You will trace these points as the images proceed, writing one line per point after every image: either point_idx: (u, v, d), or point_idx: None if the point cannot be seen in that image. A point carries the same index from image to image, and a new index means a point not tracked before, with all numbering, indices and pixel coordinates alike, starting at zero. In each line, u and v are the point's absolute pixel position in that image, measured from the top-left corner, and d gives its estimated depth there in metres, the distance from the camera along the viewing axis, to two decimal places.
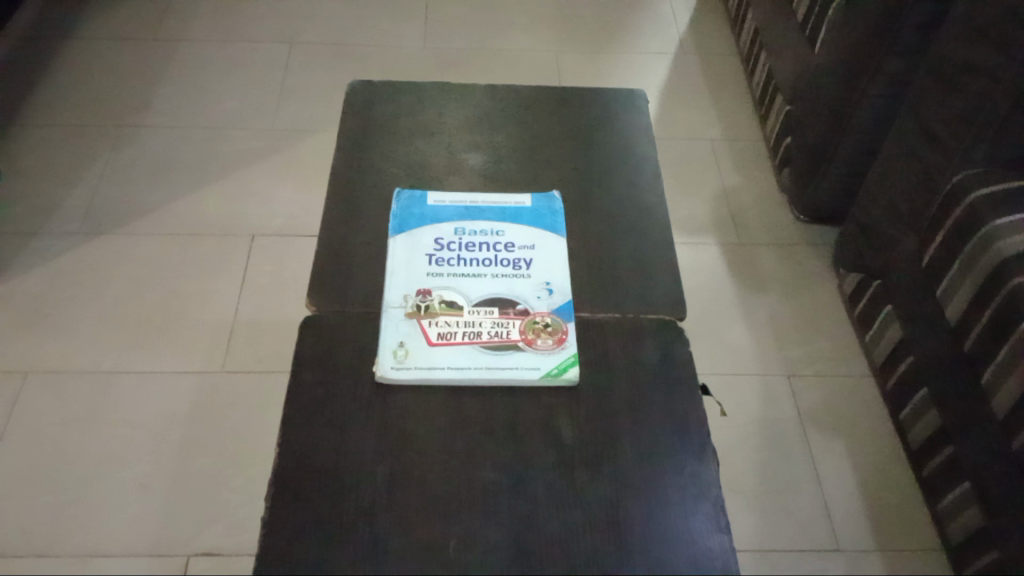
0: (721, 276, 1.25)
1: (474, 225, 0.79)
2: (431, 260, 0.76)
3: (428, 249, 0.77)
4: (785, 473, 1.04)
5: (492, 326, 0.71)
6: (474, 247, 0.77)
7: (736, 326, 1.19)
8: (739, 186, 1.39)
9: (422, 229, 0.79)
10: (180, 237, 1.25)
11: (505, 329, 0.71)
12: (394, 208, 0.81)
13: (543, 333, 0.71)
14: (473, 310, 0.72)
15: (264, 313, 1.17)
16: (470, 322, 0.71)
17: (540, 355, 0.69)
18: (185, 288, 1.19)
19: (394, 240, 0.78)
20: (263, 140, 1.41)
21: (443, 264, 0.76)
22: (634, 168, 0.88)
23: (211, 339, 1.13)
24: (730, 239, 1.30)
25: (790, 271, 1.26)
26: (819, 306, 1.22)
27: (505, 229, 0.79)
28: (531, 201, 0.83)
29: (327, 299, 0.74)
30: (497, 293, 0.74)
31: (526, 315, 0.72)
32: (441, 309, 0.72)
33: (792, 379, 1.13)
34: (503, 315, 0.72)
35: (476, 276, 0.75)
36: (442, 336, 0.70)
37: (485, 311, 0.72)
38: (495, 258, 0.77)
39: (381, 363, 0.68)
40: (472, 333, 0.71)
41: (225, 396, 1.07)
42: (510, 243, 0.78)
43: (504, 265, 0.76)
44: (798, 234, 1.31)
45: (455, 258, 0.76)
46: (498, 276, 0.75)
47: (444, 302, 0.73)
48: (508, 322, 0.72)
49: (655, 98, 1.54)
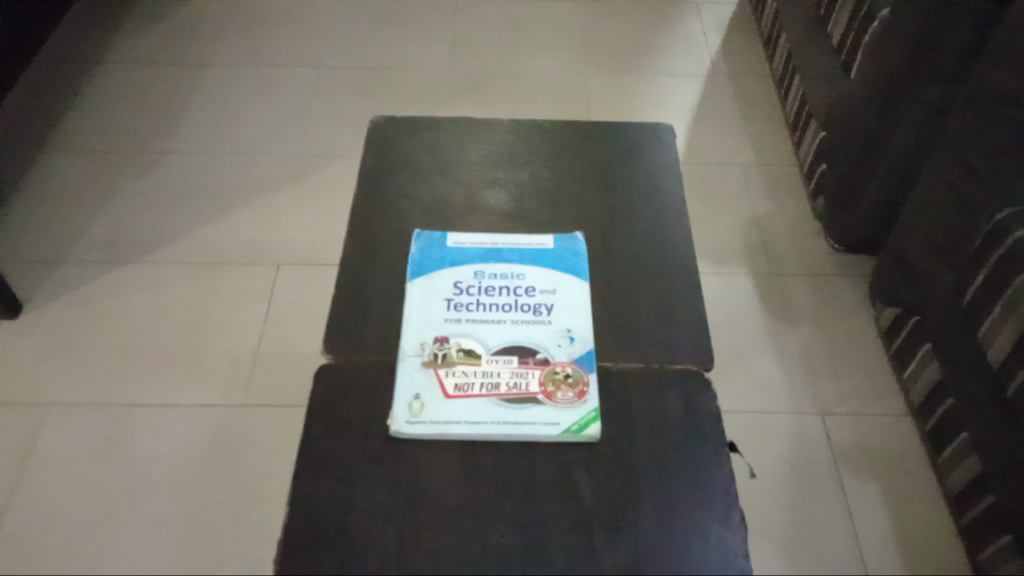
0: (751, 307, 1.21)
1: (494, 268, 0.77)
2: (449, 304, 0.74)
3: (446, 293, 0.75)
4: (817, 518, 1.00)
5: (511, 376, 0.69)
6: (493, 292, 0.75)
7: (767, 360, 1.15)
8: (771, 214, 1.35)
9: (441, 272, 0.77)
10: (204, 266, 1.25)
11: (524, 381, 0.69)
12: (412, 250, 0.79)
13: (564, 385, 0.69)
14: (491, 359, 0.70)
15: (285, 343, 1.16)
16: (488, 372, 0.69)
17: (559, 409, 0.67)
18: (208, 318, 1.18)
19: (412, 284, 0.76)
20: (288, 165, 1.40)
21: (462, 309, 0.74)
22: (659, 205, 0.85)
23: (233, 371, 1.12)
24: (761, 269, 1.27)
25: (824, 302, 1.22)
26: (854, 340, 1.18)
27: (525, 272, 0.77)
28: (554, 241, 0.80)
29: (341, 347, 0.72)
30: (515, 342, 0.72)
31: (546, 366, 0.70)
32: (459, 358, 0.70)
33: (826, 417, 1.09)
34: (522, 365, 0.70)
35: (495, 323, 0.73)
36: (459, 388, 0.68)
37: (503, 361, 0.70)
38: (515, 303, 0.75)
39: (395, 415, 0.66)
40: (490, 385, 0.69)
41: (244, 429, 1.06)
42: (530, 287, 0.76)
43: (525, 310, 0.74)
44: (832, 264, 1.27)
45: (473, 303, 0.74)
46: (518, 323, 0.73)
47: (462, 350, 0.71)
48: (528, 373, 0.69)
49: (684, 122, 1.51)
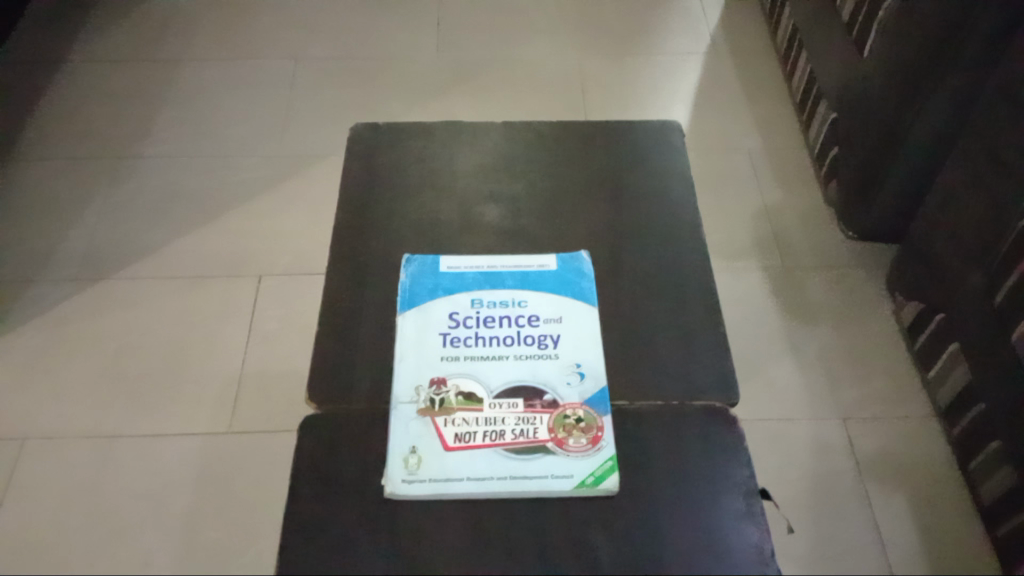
0: (766, 305, 1.15)
1: (493, 295, 0.70)
2: (445, 340, 0.67)
3: (442, 327, 0.68)
4: (845, 533, 0.94)
5: (516, 423, 0.63)
6: (493, 323, 0.69)
7: (784, 363, 1.09)
8: (781, 203, 1.28)
9: (435, 301, 0.70)
10: (185, 281, 1.17)
11: (532, 428, 0.62)
12: (402, 277, 0.72)
13: (575, 431, 0.62)
14: (494, 403, 0.64)
15: (273, 362, 1.09)
16: (491, 419, 0.63)
17: (571, 459, 0.61)
18: (190, 338, 1.11)
19: (403, 316, 0.69)
20: (270, 166, 1.33)
21: (459, 344, 0.67)
22: (670, 215, 0.78)
23: (219, 394, 1.05)
24: (774, 263, 1.20)
25: (841, 296, 1.16)
26: (875, 337, 1.11)
27: (527, 298, 0.70)
28: (558, 260, 0.73)
29: (327, 394, 0.65)
30: (519, 381, 0.65)
31: (555, 409, 0.63)
32: (459, 403, 0.64)
33: (848, 423, 1.03)
34: (528, 409, 0.63)
35: (497, 360, 0.66)
36: (460, 438, 0.62)
37: (508, 404, 0.64)
38: (517, 336, 0.68)
39: (390, 473, 0.60)
40: (494, 433, 0.62)
41: (232, 458, 1.00)
42: (533, 316, 0.69)
43: (529, 343, 0.67)
44: (848, 255, 1.21)
45: (472, 337, 0.68)
46: (522, 358, 0.66)
47: (461, 393, 0.64)
48: (536, 418, 0.63)
49: (686, 105, 1.43)
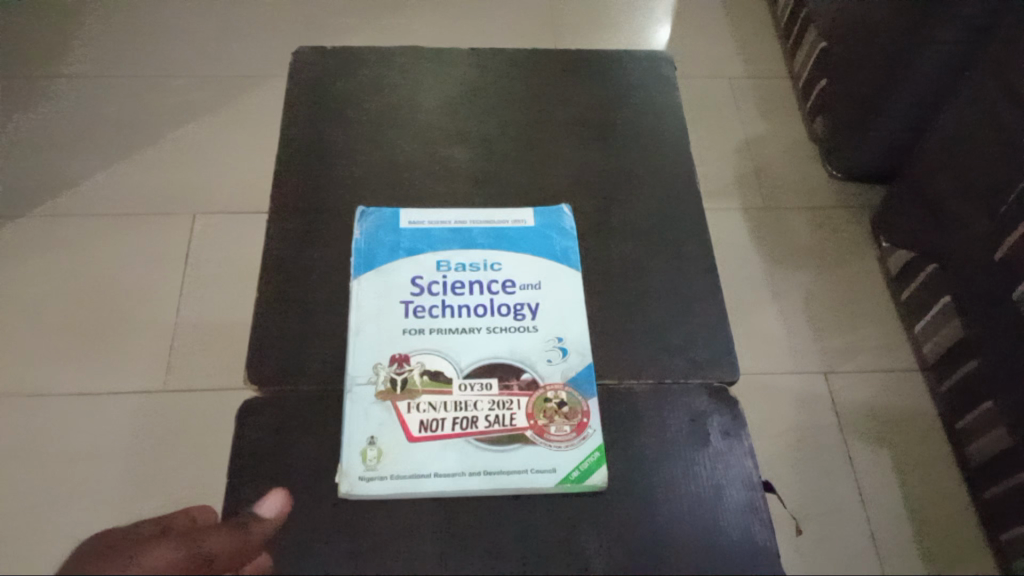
0: (746, 249, 1.08)
1: (463, 256, 0.62)
2: (407, 309, 0.59)
3: (404, 293, 0.59)
4: (827, 493, 0.89)
5: (491, 408, 0.55)
6: (463, 291, 0.60)
7: (764, 312, 1.03)
8: (762, 137, 1.20)
9: (396, 263, 0.61)
10: (112, 219, 1.06)
11: (508, 413, 0.55)
12: (358, 234, 0.63)
13: (557, 417, 0.55)
14: (465, 384, 0.56)
15: (214, 310, 0.99)
16: (462, 403, 0.55)
17: (554, 450, 0.53)
18: (120, 283, 1.00)
19: (359, 280, 0.60)
20: (206, 91, 1.20)
21: (424, 315, 0.59)
22: (659, 162, 0.70)
23: (154, 347, 0.96)
24: (755, 203, 1.13)
25: (825, 240, 1.10)
26: (859, 283, 1.06)
27: (501, 260, 0.62)
28: (534, 215, 0.65)
29: (272, 375, 0.56)
30: (494, 357, 0.57)
31: (534, 391, 0.56)
32: (424, 385, 0.55)
33: (830, 376, 0.98)
34: (504, 391, 0.56)
35: (467, 332, 0.58)
36: (425, 427, 0.54)
37: (480, 386, 0.56)
38: (491, 305, 0.60)
39: (345, 469, 0.52)
40: (465, 420, 0.54)
41: (170, 418, 0.91)
42: (508, 282, 0.61)
43: (504, 313, 0.59)
44: (831, 195, 1.14)
45: (438, 306, 0.59)
46: (496, 331, 0.58)
47: (427, 373, 0.56)
48: (512, 402, 0.55)
49: (663, 28, 1.33)
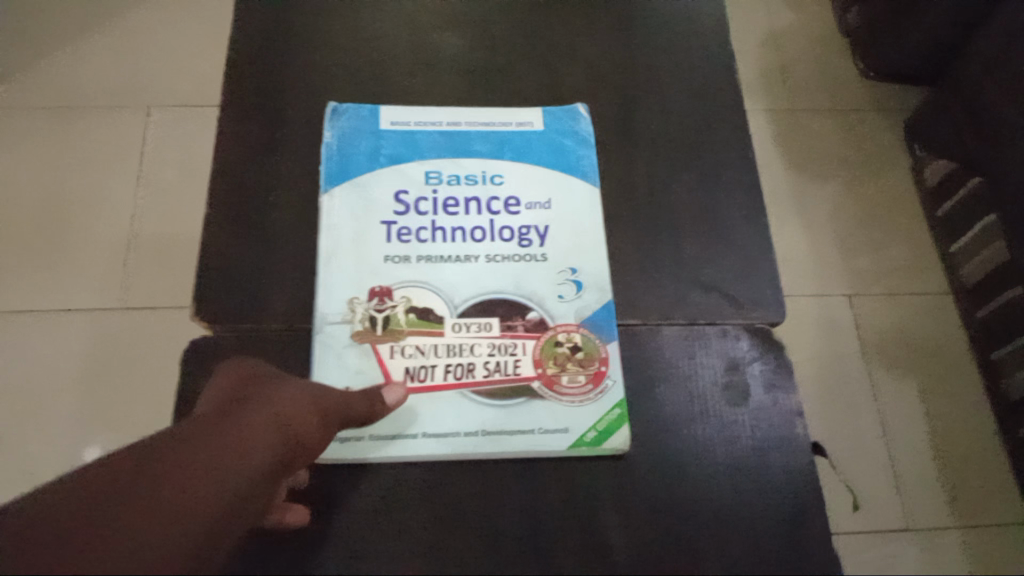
0: (767, 156, 0.98)
1: (457, 168, 0.52)
2: (390, 231, 0.49)
3: (386, 213, 0.49)
4: (847, 428, 0.82)
5: (491, 354, 0.46)
6: (456, 210, 0.50)
7: (786, 227, 0.93)
8: (787, 30, 1.07)
9: (376, 174, 0.51)
10: (57, 113, 0.93)
11: (512, 360, 0.46)
12: (328, 137, 0.52)
13: (570, 365, 0.46)
14: (460, 325, 0.46)
15: (173, 218, 0.88)
16: (456, 348, 0.46)
17: (566, 405, 0.45)
18: (66, 186, 0.89)
19: (331, 195, 0.50)
20: None
21: (410, 239, 0.49)
22: (690, 55, 0.59)
23: (106, 258, 0.85)
24: (778, 104, 1.02)
25: (855, 147, 0.99)
26: (890, 197, 0.96)
27: (503, 174, 0.52)
28: (543, 119, 0.54)
29: (227, 310, 0.46)
30: (494, 291, 0.48)
31: (542, 332, 0.47)
32: (411, 325, 0.46)
33: (856, 300, 0.89)
34: (507, 332, 0.47)
35: (462, 262, 0.48)
36: (412, 375, 0.45)
37: (478, 327, 0.46)
38: (491, 228, 0.50)
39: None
40: (460, 369, 0.45)
41: (126, 341, 0.81)
42: (511, 200, 0.51)
43: (506, 238, 0.50)
44: (863, 97, 1.03)
45: (428, 228, 0.49)
46: (497, 260, 0.49)
47: (414, 311, 0.46)
48: (517, 345, 0.46)
49: None
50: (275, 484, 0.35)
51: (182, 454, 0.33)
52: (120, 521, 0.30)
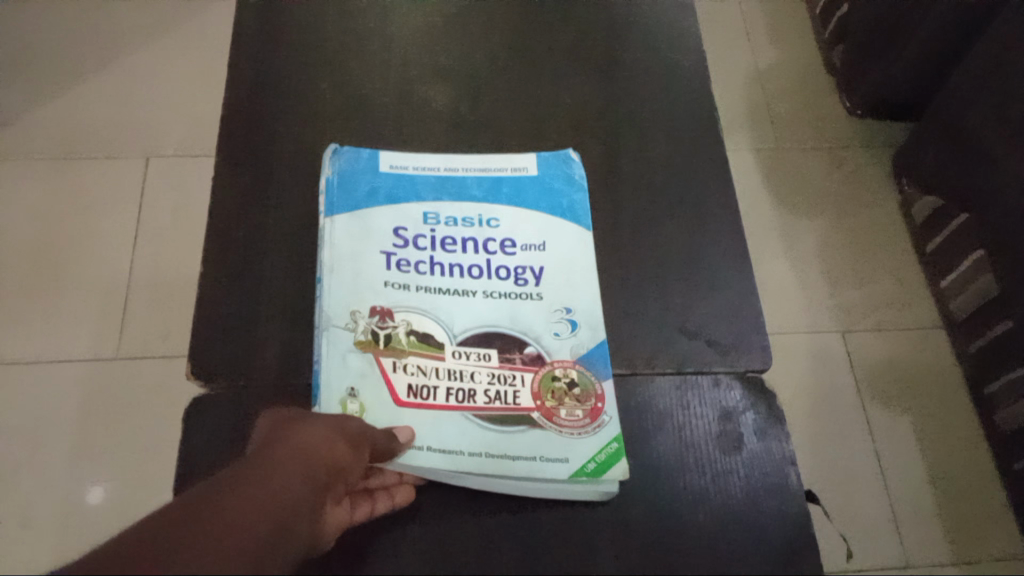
0: (756, 192, 0.99)
1: (455, 209, 0.54)
2: (390, 260, 0.51)
3: (386, 243, 0.52)
4: (842, 463, 0.82)
5: (490, 382, 0.47)
6: (454, 248, 0.52)
7: (776, 262, 0.94)
8: (774, 68, 1.10)
9: (376, 209, 0.53)
10: (55, 161, 0.95)
11: (511, 391, 0.47)
12: (328, 170, 0.54)
13: (568, 400, 0.47)
14: (460, 354, 0.48)
15: (170, 265, 0.89)
16: (458, 373, 0.47)
17: (565, 437, 0.46)
18: (63, 235, 0.90)
19: (333, 218, 0.52)
20: (159, 14, 1.08)
21: (409, 269, 0.51)
22: (674, 102, 0.61)
23: (103, 306, 0.86)
24: (764, 140, 1.03)
25: (842, 182, 1.01)
26: (879, 231, 0.97)
27: (499, 216, 0.54)
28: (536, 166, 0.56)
29: (224, 366, 0.47)
30: (493, 324, 0.49)
31: (538, 366, 0.48)
32: (411, 346, 0.48)
33: (848, 335, 0.90)
34: (505, 362, 0.48)
35: (461, 295, 0.50)
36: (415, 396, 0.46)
37: (477, 356, 0.48)
38: (488, 266, 0.52)
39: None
40: (462, 394, 0.47)
41: (123, 389, 0.82)
42: (508, 241, 0.53)
43: (503, 277, 0.51)
44: (850, 132, 1.05)
45: (426, 262, 0.51)
46: (495, 296, 0.50)
47: (414, 334, 0.48)
48: (514, 376, 0.48)
49: None
50: (313, 512, 0.36)
51: (236, 490, 0.34)
52: (181, 553, 0.30)
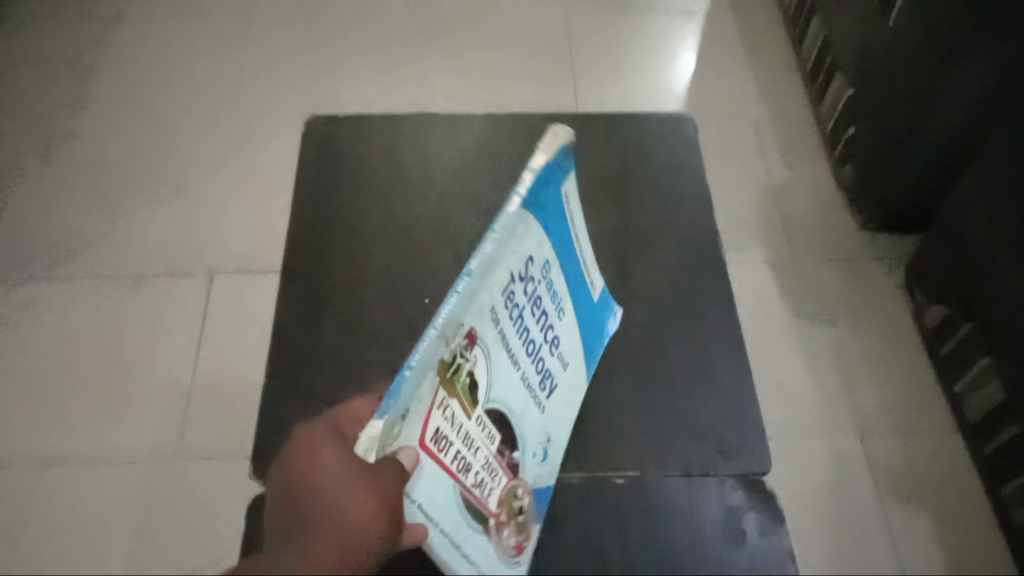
0: (773, 301, 1.05)
1: (543, 279, 0.61)
2: (500, 298, 0.55)
3: (507, 278, 0.55)
4: (864, 563, 0.85)
5: (481, 465, 0.58)
6: (524, 312, 0.60)
7: (794, 367, 0.99)
8: (787, 185, 1.17)
9: (523, 229, 0.56)
10: (129, 279, 1.05)
11: (485, 481, 0.58)
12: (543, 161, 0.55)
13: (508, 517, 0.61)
14: (479, 423, 0.57)
15: (229, 370, 0.97)
16: (472, 443, 0.56)
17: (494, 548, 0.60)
18: (134, 345, 0.99)
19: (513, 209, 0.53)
20: (226, 145, 1.21)
21: (500, 314, 0.56)
22: None
23: (166, 409, 0.94)
24: (780, 252, 1.10)
25: (856, 290, 1.06)
26: (894, 337, 1.02)
27: (548, 307, 0.64)
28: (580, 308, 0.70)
29: None
30: (501, 407, 0.59)
31: (511, 477, 0.62)
32: (460, 393, 0.53)
33: (866, 438, 0.94)
34: (495, 458, 0.60)
35: (505, 368, 0.58)
36: (440, 443, 0.52)
37: (485, 435, 0.58)
38: (524, 346, 0.61)
39: (380, 424, 0.46)
40: (463, 462, 0.56)
41: (182, 485, 0.88)
42: (541, 336, 0.63)
43: (525, 365, 0.61)
44: (863, 243, 1.11)
45: (509, 312, 0.57)
46: (516, 382, 0.61)
47: (467, 381, 0.54)
48: (497, 477, 0.60)
49: (684, 75, 1.32)
50: None
51: None
52: None
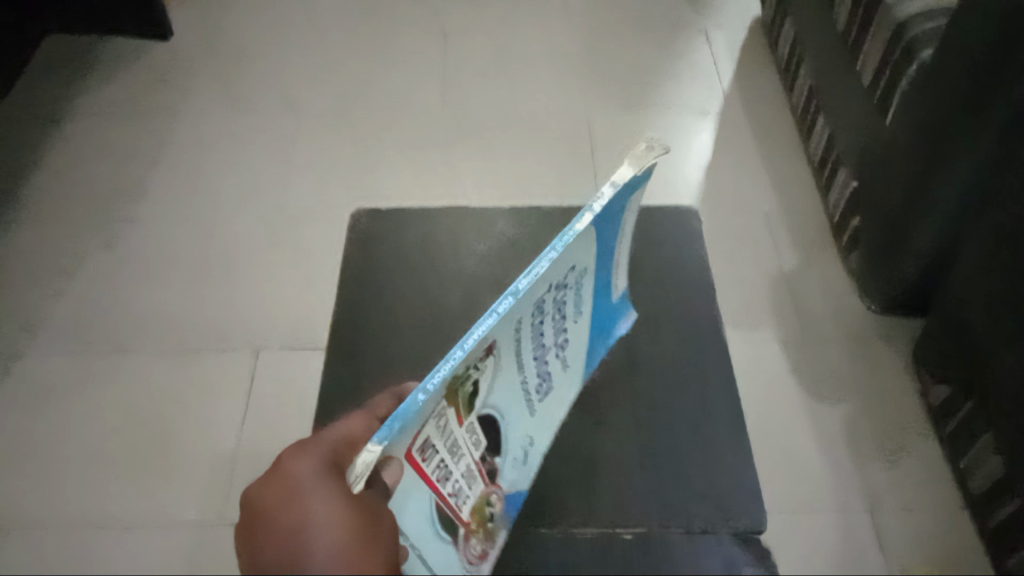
0: (784, 380, 1.10)
1: (567, 296, 0.59)
2: (531, 311, 0.53)
3: (543, 294, 0.53)
4: None
5: (462, 476, 0.53)
6: (540, 323, 0.57)
7: (804, 444, 1.04)
8: (797, 271, 1.24)
9: (573, 254, 0.54)
10: (182, 354, 1.14)
11: (464, 491, 0.54)
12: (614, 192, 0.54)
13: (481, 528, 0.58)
14: (471, 430, 0.52)
15: (270, 440, 1.04)
16: (458, 453, 0.52)
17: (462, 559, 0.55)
18: (184, 416, 1.07)
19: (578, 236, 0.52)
20: (274, 233, 1.31)
21: (522, 326, 0.53)
22: None
23: (211, 476, 1.01)
24: (791, 334, 1.16)
25: (864, 371, 1.11)
26: (901, 417, 1.06)
27: (560, 320, 0.61)
28: (590, 317, 0.69)
29: None
30: (495, 413, 0.56)
31: (488, 484, 0.58)
32: (462, 403, 0.49)
33: (874, 513, 0.97)
34: (477, 464, 0.55)
35: (507, 375, 0.55)
36: (427, 452, 0.47)
37: (472, 445, 0.53)
38: (527, 355, 0.58)
39: (378, 449, 0.41)
40: (449, 471, 0.51)
41: (223, 547, 0.95)
42: (544, 348, 0.61)
43: (523, 374, 0.59)
44: (870, 327, 1.16)
45: (531, 322, 0.55)
46: (511, 389, 0.57)
47: (473, 389, 0.50)
48: (474, 485, 0.55)
49: (699, 168, 1.41)
50: None
51: None
52: None
